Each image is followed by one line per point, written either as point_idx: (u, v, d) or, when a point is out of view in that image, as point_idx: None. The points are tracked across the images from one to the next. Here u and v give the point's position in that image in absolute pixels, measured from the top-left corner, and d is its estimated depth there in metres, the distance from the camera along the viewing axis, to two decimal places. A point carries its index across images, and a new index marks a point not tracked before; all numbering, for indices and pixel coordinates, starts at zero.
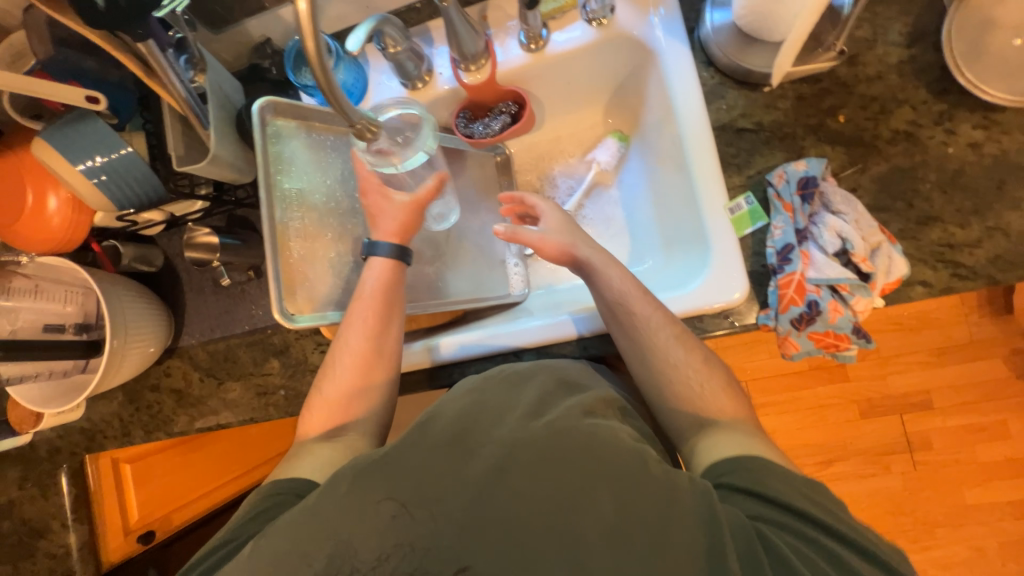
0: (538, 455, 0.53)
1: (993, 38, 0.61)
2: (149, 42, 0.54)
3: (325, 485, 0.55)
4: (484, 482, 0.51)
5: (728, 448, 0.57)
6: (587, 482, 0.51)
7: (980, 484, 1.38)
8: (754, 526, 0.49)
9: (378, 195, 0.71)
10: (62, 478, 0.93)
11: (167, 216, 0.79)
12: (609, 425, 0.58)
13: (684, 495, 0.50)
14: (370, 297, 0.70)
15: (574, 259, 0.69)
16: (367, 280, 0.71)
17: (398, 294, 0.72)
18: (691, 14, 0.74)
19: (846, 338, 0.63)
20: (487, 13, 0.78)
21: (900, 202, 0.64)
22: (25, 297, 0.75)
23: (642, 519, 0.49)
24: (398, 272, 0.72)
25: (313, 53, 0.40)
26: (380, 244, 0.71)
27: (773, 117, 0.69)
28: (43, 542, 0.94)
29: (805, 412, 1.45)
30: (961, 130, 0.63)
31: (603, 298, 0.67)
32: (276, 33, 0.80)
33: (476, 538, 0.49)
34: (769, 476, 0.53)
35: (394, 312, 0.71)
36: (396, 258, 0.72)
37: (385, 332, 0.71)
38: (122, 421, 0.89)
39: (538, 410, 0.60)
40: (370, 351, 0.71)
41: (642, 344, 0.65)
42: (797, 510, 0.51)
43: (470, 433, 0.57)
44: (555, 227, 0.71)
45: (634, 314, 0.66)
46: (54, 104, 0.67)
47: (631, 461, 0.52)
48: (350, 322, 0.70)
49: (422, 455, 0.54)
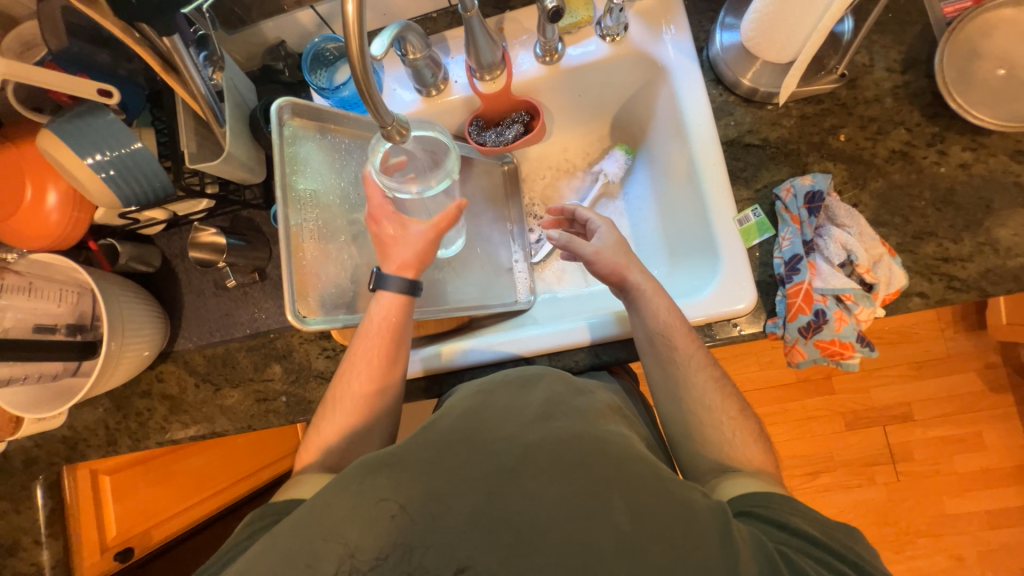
0: (551, 460, 0.51)
1: (979, 68, 0.66)
2: (174, 37, 0.54)
3: (329, 484, 0.53)
4: (493, 480, 0.50)
5: (755, 482, 0.58)
6: (599, 488, 0.49)
7: (959, 494, 1.43)
8: (776, 549, 0.49)
9: (394, 224, 0.68)
10: (37, 490, 0.87)
11: (170, 215, 0.76)
12: (623, 435, 0.57)
13: (699, 510, 0.49)
14: (376, 332, 0.68)
15: (622, 281, 0.69)
16: (374, 314, 0.69)
17: (406, 329, 0.70)
18: (701, 35, 0.78)
19: (851, 346, 0.66)
20: (503, 25, 0.80)
21: (897, 217, 0.68)
22: (16, 294, 0.71)
23: (660, 535, 0.47)
24: (407, 308, 0.70)
25: (356, 53, 0.42)
26: (390, 277, 0.68)
27: (778, 133, 0.73)
28: (12, 560, 0.87)
29: (793, 424, 1.49)
30: (952, 152, 0.68)
31: (646, 327, 0.67)
32: (291, 35, 0.80)
33: (487, 539, 0.46)
34: (796, 514, 0.53)
35: (399, 350, 0.69)
36: (406, 292, 0.69)
37: (389, 371, 0.69)
38: (107, 429, 0.85)
39: (547, 412, 0.58)
40: (372, 394, 0.68)
41: (677, 374, 0.66)
42: (826, 546, 0.51)
43: (479, 434, 0.55)
44: (611, 245, 0.71)
45: (675, 349, 0.66)
46: (60, 96, 0.66)
47: (645, 471, 0.51)
48: (353, 360, 0.69)
49: (431, 453, 0.53)
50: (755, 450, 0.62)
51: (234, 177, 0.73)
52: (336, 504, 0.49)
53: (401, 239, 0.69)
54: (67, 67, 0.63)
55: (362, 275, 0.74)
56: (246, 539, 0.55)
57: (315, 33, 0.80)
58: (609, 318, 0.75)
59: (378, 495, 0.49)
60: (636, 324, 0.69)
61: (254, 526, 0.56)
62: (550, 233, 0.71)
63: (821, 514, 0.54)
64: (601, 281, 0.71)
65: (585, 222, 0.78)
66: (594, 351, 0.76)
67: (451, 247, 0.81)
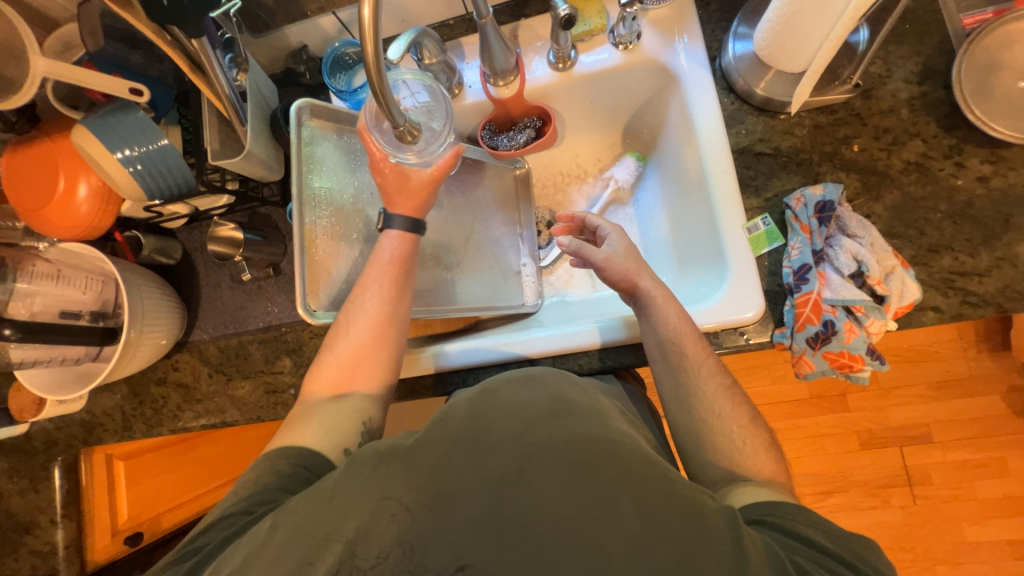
0: (559, 459, 0.50)
1: (998, 81, 0.65)
2: (202, 39, 0.57)
3: (340, 470, 0.54)
4: (499, 480, 0.49)
5: (766, 492, 0.57)
6: (610, 488, 0.48)
7: (981, 521, 1.37)
8: (788, 558, 0.49)
9: (395, 173, 0.67)
10: (55, 471, 0.91)
11: (191, 210, 0.79)
12: (629, 434, 0.56)
13: (711, 517, 0.48)
14: (386, 263, 0.68)
15: (633, 289, 0.69)
16: (384, 248, 0.69)
17: (414, 262, 0.71)
18: (714, 44, 0.78)
19: (861, 359, 0.65)
20: (518, 32, 0.81)
21: (912, 230, 0.67)
22: (46, 281, 0.74)
23: (669, 538, 0.46)
24: (413, 244, 0.70)
25: (371, 57, 0.44)
26: (395, 217, 0.69)
27: (791, 142, 0.72)
28: (30, 538, 0.91)
29: (805, 440, 1.45)
30: (970, 164, 0.67)
31: (657, 334, 0.67)
32: (313, 40, 0.83)
33: (488, 539, 0.46)
34: (810, 524, 0.52)
35: (408, 279, 0.69)
36: (409, 231, 0.70)
37: (400, 297, 0.69)
38: (124, 414, 0.88)
39: (556, 410, 0.56)
40: (385, 319, 0.68)
41: (689, 384, 0.65)
42: (841, 558, 0.50)
43: (484, 434, 0.53)
44: (621, 251, 0.71)
45: (685, 356, 0.66)
46: (94, 94, 0.69)
47: (656, 474, 0.50)
48: (364, 286, 0.68)
49: (440, 450, 0.52)
50: (761, 459, 0.61)
51: (254, 175, 0.75)
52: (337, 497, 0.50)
53: (407, 190, 0.69)
54: (102, 67, 0.67)
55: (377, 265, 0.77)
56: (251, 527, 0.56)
57: (336, 38, 0.83)
58: (618, 322, 0.75)
59: (381, 490, 0.50)
60: (647, 331, 0.68)
61: (252, 500, 0.56)
62: (561, 240, 0.70)
63: (836, 525, 0.53)
64: (612, 287, 0.72)
65: (594, 230, 0.78)
66: (599, 354, 0.76)
67: (453, 239, 0.83)
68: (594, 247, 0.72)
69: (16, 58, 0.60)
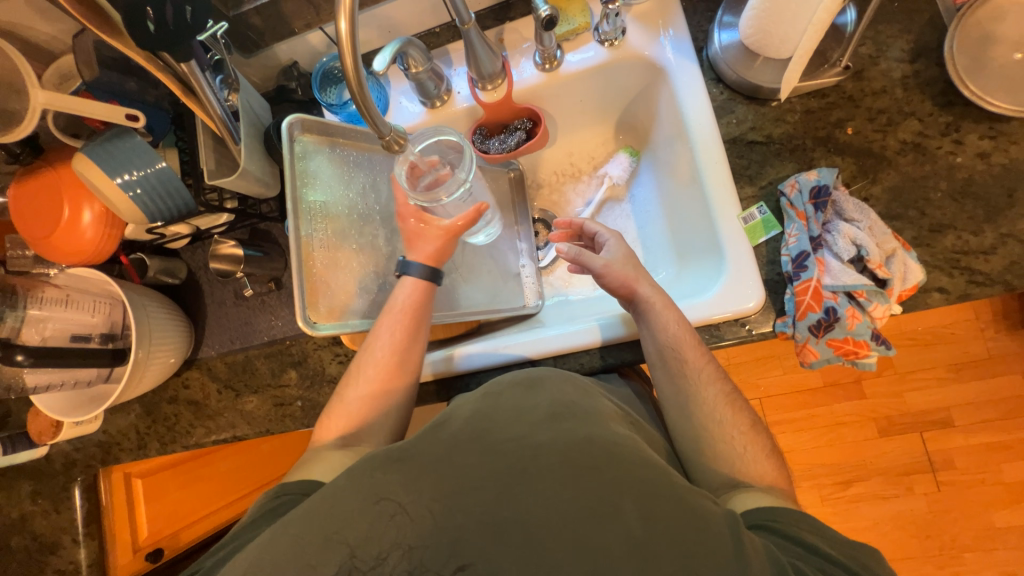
0: (562, 461, 0.50)
1: (993, 54, 0.64)
2: (192, 63, 0.58)
3: (346, 472, 0.54)
4: (500, 485, 0.49)
5: (770, 495, 0.55)
6: (609, 491, 0.48)
7: (1008, 506, 1.33)
8: (788, 562, 0.48)
9: (416, 220, 0.72)
10: (75, 491, 0.93)
11: (192, 229, 0.81)
12: (632, 437, 0.55)
13: (713, 519, 0.48)
14: (399, 311, 0.70)
15: (631, 294, 0.69)
16: (398, 297, 0.71)
17: (429, 311, 0.72)
18: (700, 35, 0.78)
19: (866, 345, 0.63)
20: (503, 36, 0.82)
21: (911, 211, 0.66)
22: (56, 306, 0.75)
23: (672, 541, 0.45)
24: (428, 293, 0.71)
25: (351, 70, 0.45)
26: (414, 264, 0.71)
27: (783, 129, 0.72)
28: (54, 558, 0.93)
29: (821, 430, 1.42)
30: (968, 141, 0.65)
31: (656, 340, 0.66)
32: (303, 56, 0.85)
33: (486, 543, 0.46)
34: (815, 531, 0.51)
35: (420, 328, 0.71)
36: (428, 279, 0.72)
37: (410, 347, 0.70)
38: (138, 433, 0.89)
39: (557, 413, 0.56)
40: (394, 369, 0.70)
41: (688, 388, 0.65)
42: (843, 563, 0.49)
43: (488, 434, 0.54)
44: (618, 258, 0.71)
45: (686, 361, 0.65)
46: (94, 122, 0.72)
47: (657, 477, 0.50)
48: (376, 335, 0.70)
49: (444, 449, 0.53)
50: (764, 452, 0.61)
51: (250, 191, 0.77)
52: (335, 504, 0.50)
53: (423, 237, 0.72)
54: (99, 95, 0.69)
55: (374, 269, 0.76)
56: (253, 526, 0.56)
57: (325, 53, 0.85)
58: (616, 318, 0.75)
59: (379, 490, 0.50)
60: (646, 335, 0.68)
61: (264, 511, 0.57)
62: (560, 247, 0.71)
63: (840, 532, 0.52)
64: (611, 294, 0.72)
65: (593, 236, 0.78)
66: (601, 352, 0.76)
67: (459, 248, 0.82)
68: (593, 254, 0.73)
69: (17, 90, 0.62)
